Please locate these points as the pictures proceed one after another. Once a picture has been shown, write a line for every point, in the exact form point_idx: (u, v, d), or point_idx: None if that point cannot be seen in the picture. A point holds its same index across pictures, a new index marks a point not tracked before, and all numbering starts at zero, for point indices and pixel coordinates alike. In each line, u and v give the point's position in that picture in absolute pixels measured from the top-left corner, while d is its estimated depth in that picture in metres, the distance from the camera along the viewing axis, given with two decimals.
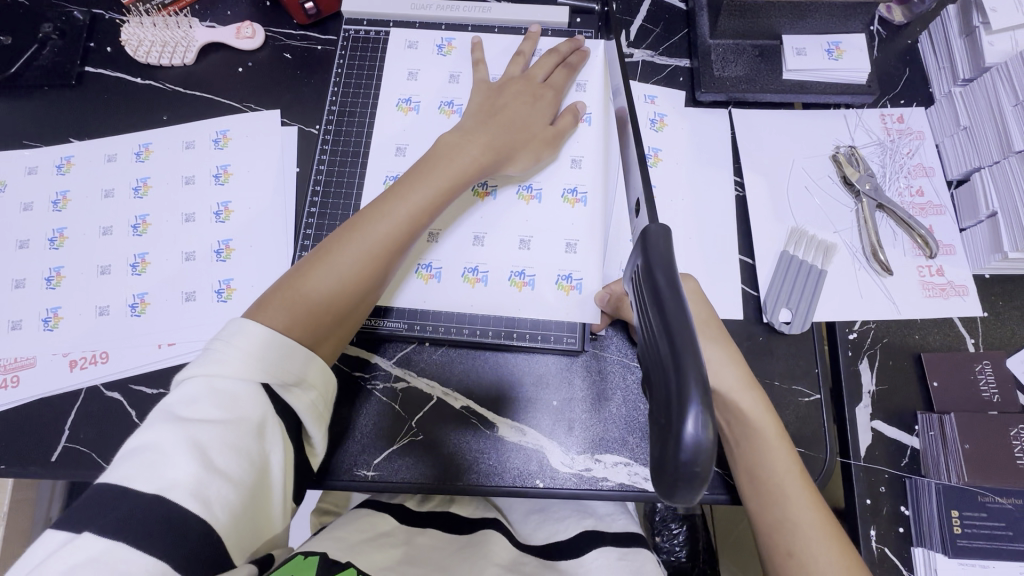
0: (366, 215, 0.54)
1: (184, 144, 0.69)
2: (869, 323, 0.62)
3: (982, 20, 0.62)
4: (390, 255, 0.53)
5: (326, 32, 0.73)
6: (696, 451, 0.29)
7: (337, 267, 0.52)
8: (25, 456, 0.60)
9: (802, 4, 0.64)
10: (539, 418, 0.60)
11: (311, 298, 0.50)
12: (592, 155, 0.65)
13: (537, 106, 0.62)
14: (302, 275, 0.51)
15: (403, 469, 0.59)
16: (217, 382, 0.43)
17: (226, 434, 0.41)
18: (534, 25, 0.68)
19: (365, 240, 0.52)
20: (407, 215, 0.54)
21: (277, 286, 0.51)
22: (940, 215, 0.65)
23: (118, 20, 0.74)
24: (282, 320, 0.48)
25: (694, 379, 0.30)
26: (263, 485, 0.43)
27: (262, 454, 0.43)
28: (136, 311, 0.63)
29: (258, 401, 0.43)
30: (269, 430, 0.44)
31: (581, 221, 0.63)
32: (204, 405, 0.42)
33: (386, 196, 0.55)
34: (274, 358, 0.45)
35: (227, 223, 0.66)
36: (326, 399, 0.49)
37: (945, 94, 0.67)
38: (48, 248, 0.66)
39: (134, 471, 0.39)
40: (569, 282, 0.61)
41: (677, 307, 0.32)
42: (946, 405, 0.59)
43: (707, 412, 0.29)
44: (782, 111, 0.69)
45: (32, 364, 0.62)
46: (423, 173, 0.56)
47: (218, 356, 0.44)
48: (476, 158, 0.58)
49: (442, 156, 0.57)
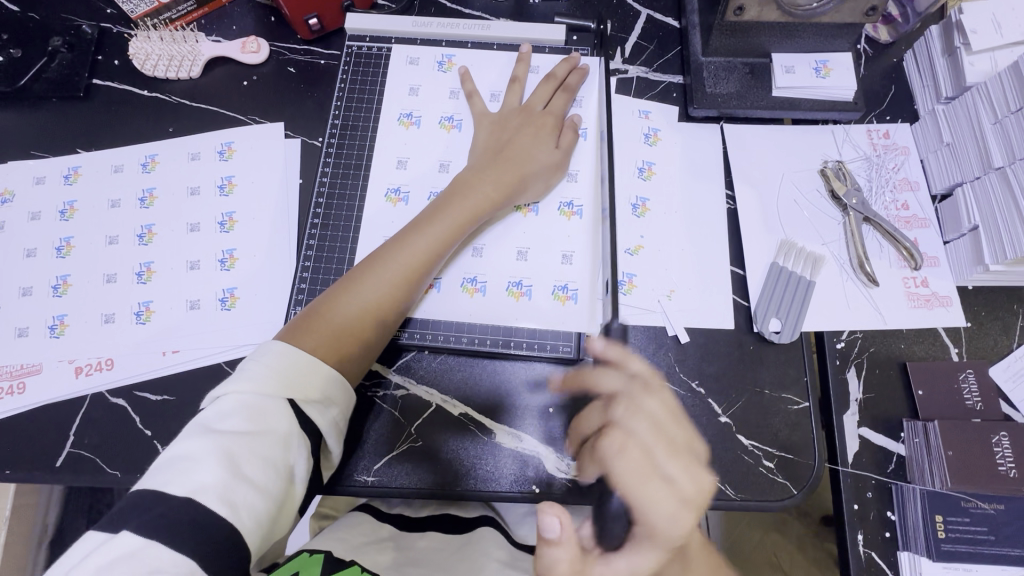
0: (390, 247, 0.58)
1: (190, 155, 0.71)
2: (856, 332, 0.64)
3: (963, 41, 0.64)
4: (412, 285, 0.57)
5: (330, 47, 0.75)
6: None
7: (361, 294, 0.55)
8: (31, 462, 0.61)
9: (791, 24, 0.66)
10: (535, 424, 0.61)
11: (340, 325, 0.53)
12: (588, 169, 0.67)
13: (542, 134, 0.65)
14: (332, 303, 0.55)
15: (403, 474, 0.60)
16: (245, 397, 0.46)
17: (253, 444, 0.44)
18: (525, 45, 0.70)
19: (388, 269, 0.56)
20: (426, 246, 0.58)
21: (308, 313, 0.54)
22: (924, 228, 0.67)
23: (126, 34, 0.76)
24: (315, 345, 0.52)
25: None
26: (287, 493, 0.46)
27: (286, 464, 0.46)
28: (141, 318, 0.64)
29: (283, 415, 0.46)
30: (295, 443, 0.46)
31: (578, 233, 0.65)
32: (235, 419, 0.44)
33: (406, 230, 0.59)
34: (302, 379, 0.48)
35: (231, 233, 0.67)
36: (345, 415, 0.52)
37: (929, 111, 0.69)
38: (55, 257, 0.67)
39: (170, 477, 0.41)
40: (565, 293, 0.63)
41: None
42: (931, 413, 0.61)
43: None
44: (772, 127, 0.71)
45: (37, 371, 0.63)
46: (441, 208, 0.60)
47: (249, 374, 0.47)
48: (490, 191, 0.61)
49: (458, 193, 0.61)
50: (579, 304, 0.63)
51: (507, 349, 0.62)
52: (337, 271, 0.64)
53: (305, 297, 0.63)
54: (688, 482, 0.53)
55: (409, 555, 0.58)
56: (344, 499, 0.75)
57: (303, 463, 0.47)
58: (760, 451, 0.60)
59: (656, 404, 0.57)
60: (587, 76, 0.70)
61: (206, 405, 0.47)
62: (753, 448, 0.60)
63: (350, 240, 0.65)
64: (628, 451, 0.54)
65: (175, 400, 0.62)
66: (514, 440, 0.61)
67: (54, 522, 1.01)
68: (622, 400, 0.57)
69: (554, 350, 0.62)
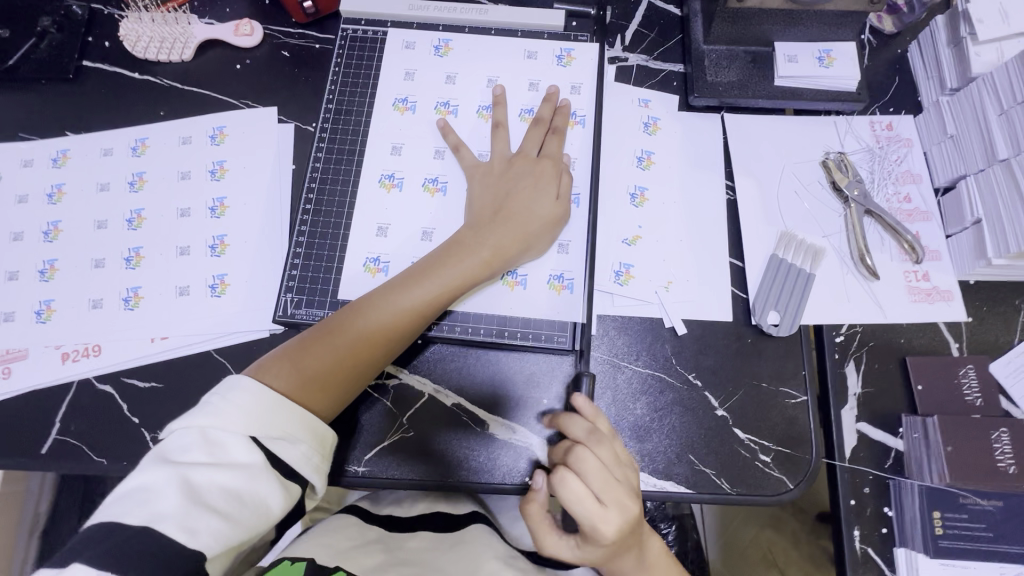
0: (378, 297, 0.56)
1: (181, 139, 0.69)
2: (856, 326, 0.63)
3: (969, 31, 0.63)
4: (390, 344, 0.56)
5: (325, 30, 0.74)
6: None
7: (344, 338, 0.54)
8: (15, 449, 0.60)
9: (793, 12, 0.65)
10: (529, 416, 0.61)
11: (313, 369, 0.53)
12: (587, 157, 0.65)
13: (541, 185, 0.61)
14: (310, 347, 0.54)
15: (394, 465, 0.59)
16: (211, 431, 0.45)
17: (216, 476, 0.44)
18: (553, 87, 0.67)
19: (367, 325, 0.55)
20: (416, 299, 0.56)
21: (290, 347, 0.54)
22: (926, 221, 0.66)
23: (117, 15, 0.75)
24: (287, 384, 0.52)
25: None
26: (257, 525, 0.45)
27: (257, 497, 0.45)
28: (130, 304, 0.63)
29: (248, 450, 0.45)
30: (263, 476, 0.45)
31: (573, 221, 0.64)
32: (196, 453, 0.44)
33: (397, 283, 0.57)
34: (265, 418, 0.47)
35: (222, 219, 0.66)
36: (320, 451, 0.50)
37: (933, 102, 0.68)
38: (43, 240, 0.66)
39: (128, 508, 0.41)
40: (559, 283, 0.62)
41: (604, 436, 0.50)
42: (929, 407, 0.60)
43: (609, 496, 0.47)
44: (773, 117, 0.70)
45: (24, 356, 0.62)
46: (435, 264, 0.58)
47: (216, 410, 0.46)
48: (490, 246, 0.58)
49: (457, 244, 0.59)
50: (573, 296, 0.61)
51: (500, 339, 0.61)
52: (328, 258, 0.63)
53: (296, 284, 0.62)
54: (627, 519, 0.47)
55: (398, 555, 0.57)
56: (338, 490, 0.74)
57: (275, 495, 0.46)
58: (756, 445, 0.59)
59: (607, 450, 0.50)
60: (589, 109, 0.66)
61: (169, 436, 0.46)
62: (749, 442, 0.59)
63: (342, 227, 0.64)
64: (568, 502, 0.47)
65: (163, 387, 0.61)
66: (507, 429, 0.60)
67: (46, 511, 1.00)
68: (576, 446, 0.49)
69: (548, 341, 0.61)
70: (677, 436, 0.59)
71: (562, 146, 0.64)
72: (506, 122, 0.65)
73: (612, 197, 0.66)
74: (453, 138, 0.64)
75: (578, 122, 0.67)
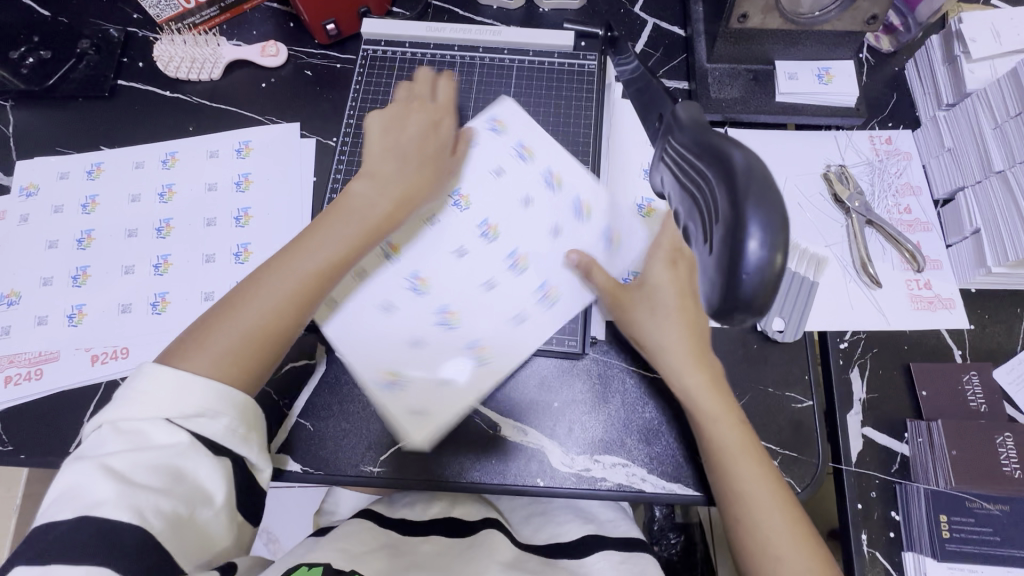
0: (276, 263, 0.54)
1: (209, 153, 0.73)
2: (859, 333, 0.64)
3: (963, 49, 0.66)
4: (303, 302, 0.54)
5: (346, 51, 0.78)
6: (763, 270, 0.24)
7: (252, 308, 0.52)
8: (45, 448, 0.62)
9: (792, 32, 0.68)
10: (540, 419, 0.62)
11: (229, 345, 0.51)
12: (480, 162, 0.67)
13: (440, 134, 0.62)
14: (218, 322, 0.52)
15: (408, 466, 0.61)
16: (123, 422, 0.45)
17: (137, 458, 0.43)
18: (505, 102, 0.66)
19: (270, 288, 0.53)
20: (321, 260, 0.54)
21: (195, 331, 0.52)
22: (927, 232, 0.68)
23: (151, 38, 0.79)
24: (201, 365, 0.49)
25: (767, 211, 0.24)
26: (205, 496, 0.46)
27: (189, 475, 0.45)
28: (157, 309, 0.66)
29: (169, 432, 0.45)
30: (194, 453, 0.45)
31: (522, 232, 0.65)
32: (113, 444, 0.44)
33: (293, 245, 0.55)
34: (177, 395, 0.47)
35: (246, 228, 0.69)
36: (246, 421, 0.50)
37: (931, 117, 0.70)
38: (76, 248, 0.69)
39: (60, 506, 0.41)
40: (482, 339, 0.61)
41: (747, 178, 0.25)
42: (934, 412, 0.61)
43: (774, 231, 0.24)
44: (775, 132, 0.72)
45: (56, 357, 0.65)
46: (328, 220, 0.56)
47: (128, 401, 0.46)
48: (390, 200, 0.58)
49: (353, 202, 0.57)
50: (492, 359, 0.60)
51: (451, 387, 0.59)
52: None
53: None
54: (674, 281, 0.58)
55: (410, 558, 0.58)
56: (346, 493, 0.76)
57: (208, 469, 0.46)
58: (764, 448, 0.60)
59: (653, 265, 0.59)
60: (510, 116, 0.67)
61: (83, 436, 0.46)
62: None
63: None
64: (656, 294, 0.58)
65: None
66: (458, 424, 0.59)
67: None
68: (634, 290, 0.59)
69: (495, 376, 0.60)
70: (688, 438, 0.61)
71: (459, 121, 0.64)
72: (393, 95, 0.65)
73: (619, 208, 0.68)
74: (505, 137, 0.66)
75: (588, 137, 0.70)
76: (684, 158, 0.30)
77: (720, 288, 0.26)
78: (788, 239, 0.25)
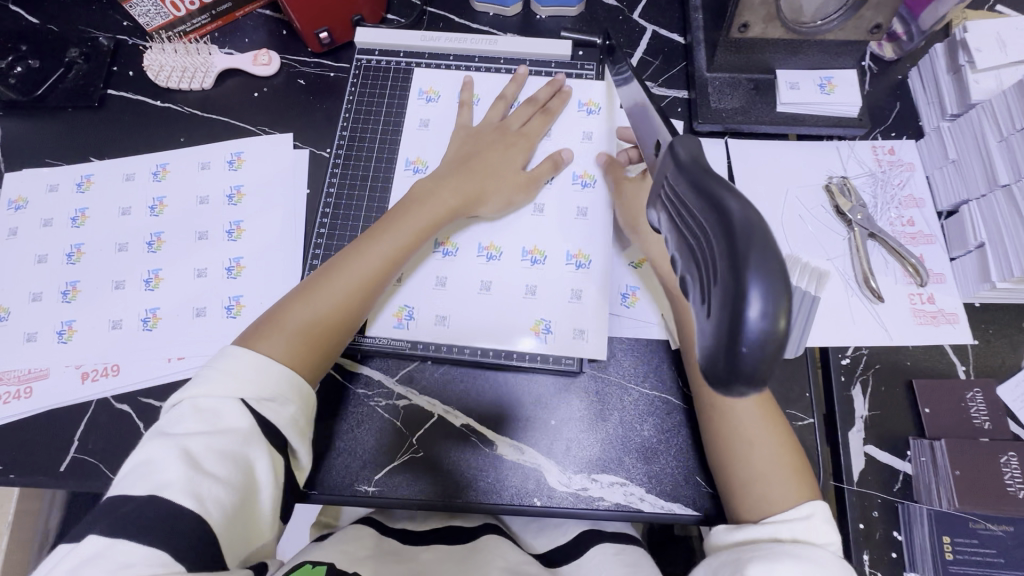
0: (347, 254, 0.59)
1: (200, 165, 0.72)
2: (861, 348, 0.63)
3: (967, 59, 0.65)
4: (365, 294, 0.58)
5: (340, 60, 0.77)
6: (766, 335, 0.20)
7: (322, 297, 0.56)
8: (33, 468, 0.61)
9: (794, 42, 0.67)
10: (537, 438, 0.61)
11: (298, 330, 0.54)
12: (568, 134, 0.70)
13: (510, 154, 0.67)
14: (289, 308, 0.56)
15: (404, 486, 0.60)
16: (202, 401, 0.48)
17: (212, 440, 0.46)
18: (523, 66, 0.72)
19: (344, 277, 0.57)
20: (384, 256, 0.59)
21: (269, 318, 0.55)
22: (930, 244, 0.67)
23: (141, 46, 0.78)
24: (275, 348, 0.53)
25: (770, 270, 0.21)
26: (251, 493, 0.47)
27: (249, 462, 0.47)
28: (148, 325, 0.65)
29: (240, 415, 0.47)
30: (255, 441, 0.47)
31: (550, 227, 0.66)
32: (190, 422, 0.47)
33: (363, 239, 0.60)
34: (250, 378, 0.49)
35: (239, 242, 0.68)
36: (306, 415, 0.52)
37: (935, 127, 0.69)
38: (66, 262, 0.68)
39: (133, 480, 0.43)
40: (580, 251, 0.65)
41: (750, 226, 0.21)
42: (937, 430, 0.60)
43: (779, 295, 0.20)
44: (776, 142, 0.71)
45: (45, 375, 0.64)
46: (396, 218, 0.61)
47: (206, 380, 0.49)
48: (448, 203, 0.63)
49: (415, 203, 0.62)
50: (593, 261, 0.65)
51: (549, 312, 0.63)
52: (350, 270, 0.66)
53: None
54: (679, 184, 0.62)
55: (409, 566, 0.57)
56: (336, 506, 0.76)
57: (265, 460, 0.48)
58: None
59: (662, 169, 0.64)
60: (567, 99, 0.71)
61: (165, 412, 0.49)
62: None
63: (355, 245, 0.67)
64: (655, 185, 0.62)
65: None
66: (577, 343, 0.62)
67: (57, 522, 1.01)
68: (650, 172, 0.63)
69: (596, 290, 0.64)
70: (686, 457, 0.60)
71: (544, 127, 0.69)
72: (471, 102, 0.71)
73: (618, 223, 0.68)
74: (508, 90, 0.71)
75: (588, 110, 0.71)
76: (679, 192, 0.26)
77: (715, 348, 0.22)
78: (794, 295, 0.21)
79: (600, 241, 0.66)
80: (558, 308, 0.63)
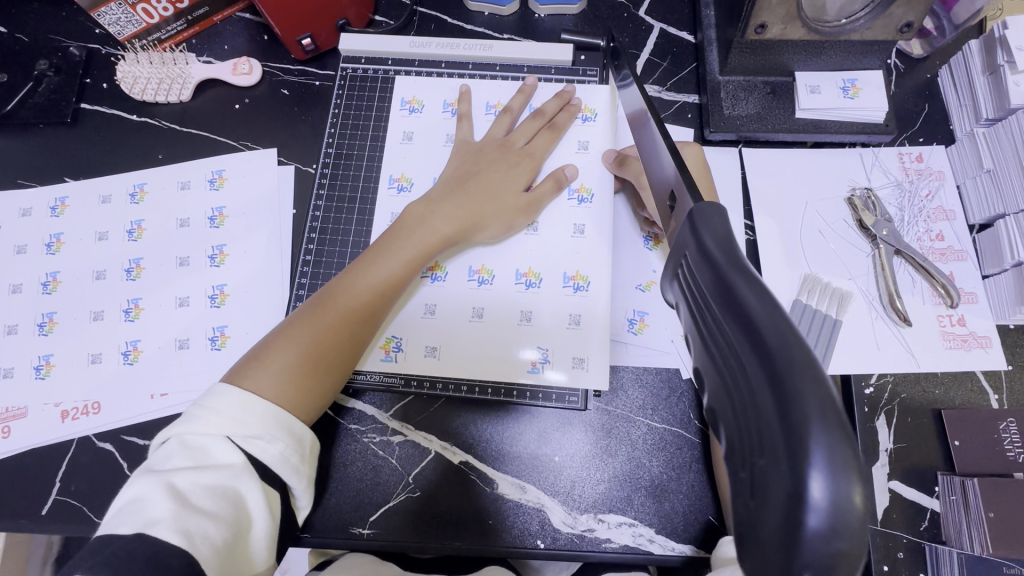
0: (341, 284, 0.55)
1: (179, 184, 0.68)
2: (886, 376, 0.59)
3: (1007, 58, 0.59)
4: (357, 327, 0.54)
5: (325, 67, 0.72)
6: (835, 538, 0.17)
7: (313, 331, 0.52)
8: (14, 511, 0.58)
9: (816, 43, 0.61)
10: (541, 477, 0.58)
11: (287, 368, 0.50)
12: (567, 145, 0.66)
13: (512, 173, 0.62)
14: (277, 343, 0.52)
15: (401, 528, 0.57)
16: (190, 438, 0.45)
17: (199, 475, 0.42)
18: (530, 77, 0.67)
19: (337, 312, 0.54)
20: (376, 287, 0.55)
21: (259, 352, 0.51)
22: (961, 261, 0.62)
23: (114, 55, 0.73)
24: (263, 387, 0.49)
25: (836, 445, 0.17)
26: (242, 532, 0.43)
27: (239, 497, 0.43)
28: (129, 359, 0.62)
29: (228, 450, 0.44)
30: (244, 476, 0.44)
31: (547, 245, 0.62)
32: (178, 459, 0.44)
33: (357, 266, 0.57)
34: (242, 415, 0.46)
35: (222, 267, 0.64)
36: (300, 451, 0.47)
37: (968, 132, 0.64)
38: (41, 292, 0.64)
39: (122, 519, 0.40)
40: (578, 273, 0.61)
41: (811, 380, 0.18)
42: (968, 466, 0.56)
43: (846, 477, 0.17)
44: (793, 151, 0.66)
45: (23, 414, 0.61)
46: (393, 242, 0.58)
47: (195, 417, 0.45)
48: (442, 228, 0.58)
49: (407, 227, 0.58)
50: (592, 283, 0.61)
51: (546, 339, 0.59)
52: None
53: None
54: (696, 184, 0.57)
55: None
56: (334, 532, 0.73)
57: (256, 496, 0.44)
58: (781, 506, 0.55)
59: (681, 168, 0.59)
60: (577, 112, 0.66)
61: (156, 451, 0.46)
62: None
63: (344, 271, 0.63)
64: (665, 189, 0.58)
65: None
66: (577, 373, 0.58)
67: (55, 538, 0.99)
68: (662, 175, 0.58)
69: (597, 315, 0.60)
70: (698, 495, 0.57)
71: (549, 146, 0.64)
72: (471, 115, 0.66)
73: (625, 241, 0.64)
74: (514, 103, 0.66)
75: (587, 116, 0.67)
76: (706, 295, 0.23)
77: (764, 533, 0.19)
78: (863, 475, 0.18)
79: (601, 258, 0.61)
80: (556, 335, 0.59)
